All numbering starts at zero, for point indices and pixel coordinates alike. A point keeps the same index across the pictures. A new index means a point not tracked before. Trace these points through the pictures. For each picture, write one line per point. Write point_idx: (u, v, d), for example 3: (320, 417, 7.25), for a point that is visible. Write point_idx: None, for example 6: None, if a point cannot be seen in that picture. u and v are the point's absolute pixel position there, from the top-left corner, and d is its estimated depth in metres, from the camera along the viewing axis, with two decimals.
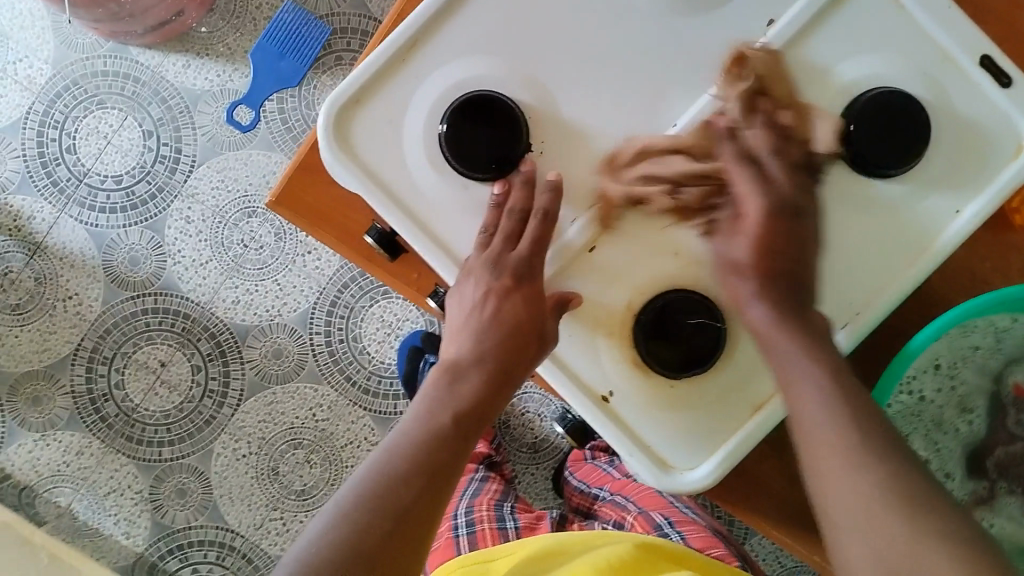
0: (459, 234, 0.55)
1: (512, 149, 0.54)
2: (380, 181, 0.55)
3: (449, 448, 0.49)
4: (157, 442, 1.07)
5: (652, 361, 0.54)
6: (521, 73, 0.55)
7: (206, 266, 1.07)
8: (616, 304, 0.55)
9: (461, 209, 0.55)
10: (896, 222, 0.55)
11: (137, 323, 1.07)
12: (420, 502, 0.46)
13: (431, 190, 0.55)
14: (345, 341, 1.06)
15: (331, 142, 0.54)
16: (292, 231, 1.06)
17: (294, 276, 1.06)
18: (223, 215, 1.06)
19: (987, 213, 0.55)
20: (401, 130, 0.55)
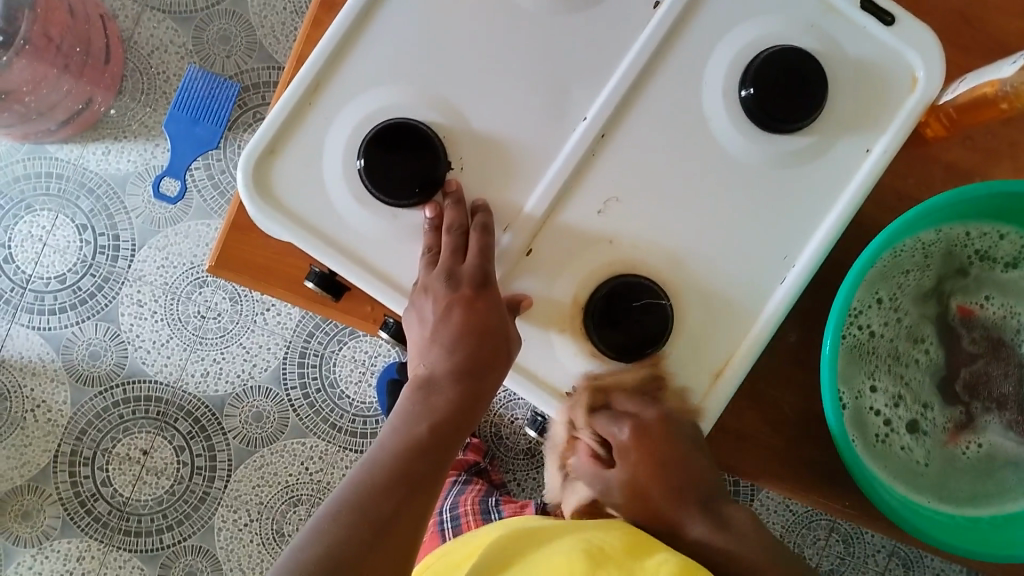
0: (401, 267, 0.53)
1: (432, 169, 0.52)
2: (308, 226, 0.53)
3: (427, 461, 0.50)
4: (156, 530, 1.05)
5: (608, 350, 0.52)
6: (422, 97, 0.53)
7: (167, 345, 1.06)
8: (561, 300, 0.53)
9: (397, 239, 0.53)
10: (812, 173, 0.53)
11: (112, 417, 1.06)
12: (400, 512, 0.48)
13: (362, 225, 0.53)
14: (322, 388, 1.06)
15: (249, 196, 0.52)
16: (247, 292, 1.06)
17: (258, 336, 1.06)
18: (175, 291, 1.05)
19: (895, 148, 0.53)
20: (321, 173, 0.53)
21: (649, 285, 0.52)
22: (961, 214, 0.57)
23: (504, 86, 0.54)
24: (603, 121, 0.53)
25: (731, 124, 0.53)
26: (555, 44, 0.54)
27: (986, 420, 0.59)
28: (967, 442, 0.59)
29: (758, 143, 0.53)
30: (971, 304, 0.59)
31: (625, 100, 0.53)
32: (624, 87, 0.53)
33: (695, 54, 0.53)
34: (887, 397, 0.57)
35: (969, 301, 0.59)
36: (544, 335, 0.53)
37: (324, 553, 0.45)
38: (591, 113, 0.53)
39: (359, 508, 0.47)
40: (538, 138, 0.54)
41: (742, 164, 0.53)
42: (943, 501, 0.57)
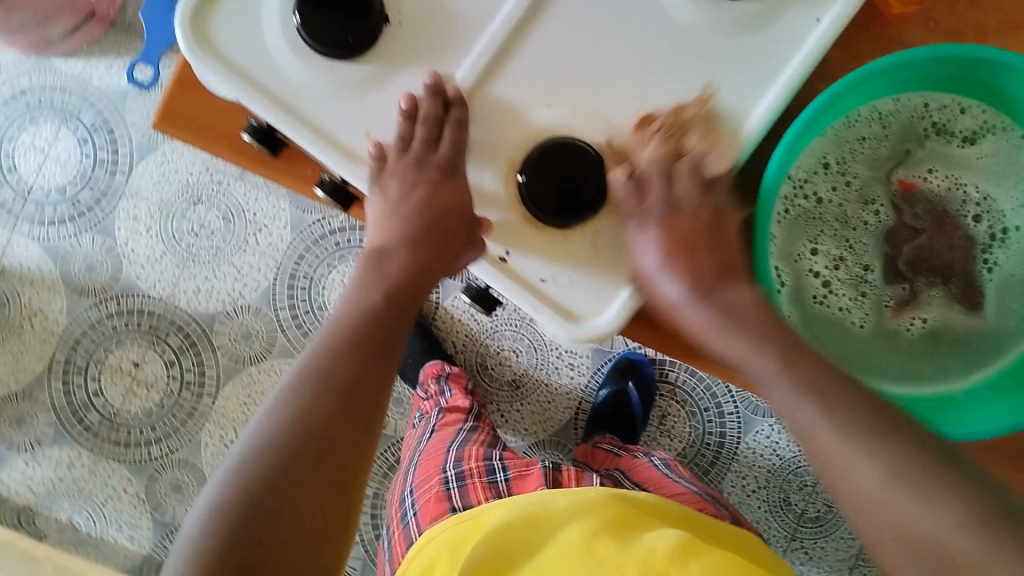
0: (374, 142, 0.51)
1: (370, 22, 0.48)
2: (249, 77, 0.50)
3: (383, 344, 0.51)
4: (143, 442, 1.07)
5: (540, 214, 0.50)
6: None
7: (161, 261, 1.08)
8: (494, 162, 0.51)
9: (337, 94, 0.50)
10: (758, 45, 0.50)
11: (105, 328, 1.08)
12: (359, 393, 0.49)
13: (301, 77, 0.50)
14: (311, 311, 1.08)
15: (189, 46, 0.49)
16: (241, 212, 1.08)
17: (249, 256, 1.08)
18: (169, 208, 1.08)
19: (843, 20, 0.50)
20: (260, 21, 0.50)
21: (589, 150, 0.50)
22: (921, 82, 0.55)
23: None
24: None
25: None
26: None
27: (931, 294, 0.58)
28: (913, 317, 0.58)
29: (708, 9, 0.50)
30: (913, 178, 0.57)
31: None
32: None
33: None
34: (829, 259, 0.57)
35: (911, 174, 0.57)
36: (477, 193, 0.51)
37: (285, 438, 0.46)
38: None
39: (322, 369, 0.49)
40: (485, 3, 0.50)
41: (684, 29, 0.50)
42: (881, 372, 0.57)
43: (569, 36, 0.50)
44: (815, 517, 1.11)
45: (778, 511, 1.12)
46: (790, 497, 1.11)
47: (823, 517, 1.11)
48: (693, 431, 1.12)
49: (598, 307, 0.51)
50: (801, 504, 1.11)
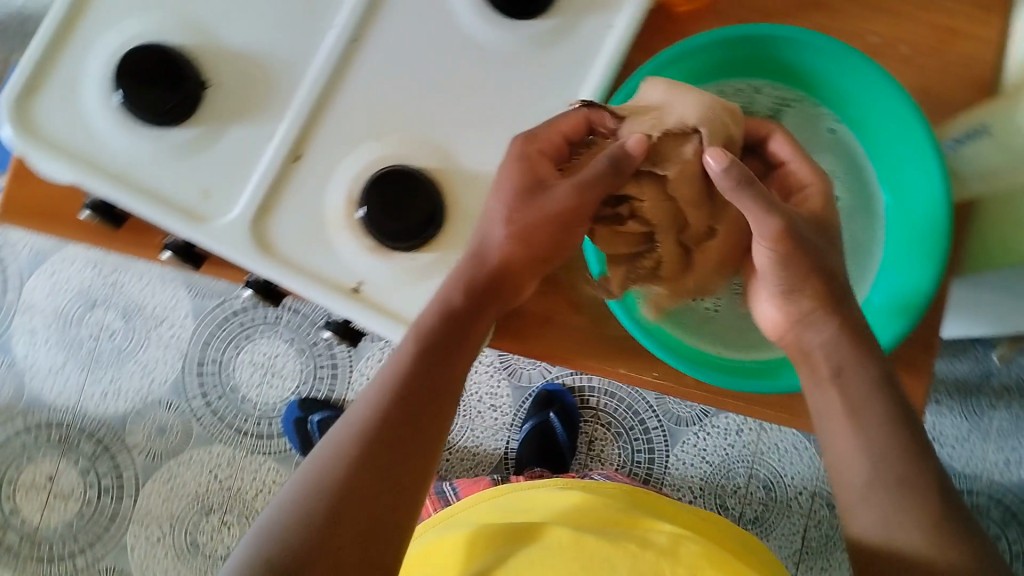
0: (220, 203, 0.53)
1: (185, 88, 0.53)
2: (78, 157, 0.53)
3: (441, 370, 0.49)
4: (66, 552, 1.07)
5: (384, 238, 0.52)
6: (178, 18, 0.55)
7: (65, 369, 1.10)
8: (335, 199, 0.53)
9: (166, 160, 0.54)
10: (554, 56, 0.56)
11: (16, 445, 1.10)
12: (412, 421, 0.47)
13: (130, 151, 0.53)
14: (224, 394, 1.09)
15: (14, 134, 0.53)
16: (138, 310, 1.10)
17: (153, 351, 1.10)
18: (66, 317, 1.10)
19: (636, 22, 0.56)
20: (80, 107, 0.54)
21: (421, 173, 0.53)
22: (711, 72, 0.59)
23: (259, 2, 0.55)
24: (352, 25, 0.55)
25: (472, 16, 0.55)
26: None
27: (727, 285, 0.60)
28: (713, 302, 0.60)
29: (497, 29, 0.55)
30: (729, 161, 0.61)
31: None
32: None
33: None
34: None
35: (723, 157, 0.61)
36: (321, 228, 0.53)
37: (343, 464, 0.44)
38: (339, 21, 0.55)
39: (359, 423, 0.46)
40: (297, 54, 0.55)
41: (485, 49, 0.55)
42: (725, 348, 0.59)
43: (381, 73, 0.55)
44: (755, 519, 1.11)
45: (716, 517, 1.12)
46: (726, 500, 1.11)
47: (763, 516, 1.11)
48: (619, 450, 1.13)
49: None
50: (739, 506, 1.11)
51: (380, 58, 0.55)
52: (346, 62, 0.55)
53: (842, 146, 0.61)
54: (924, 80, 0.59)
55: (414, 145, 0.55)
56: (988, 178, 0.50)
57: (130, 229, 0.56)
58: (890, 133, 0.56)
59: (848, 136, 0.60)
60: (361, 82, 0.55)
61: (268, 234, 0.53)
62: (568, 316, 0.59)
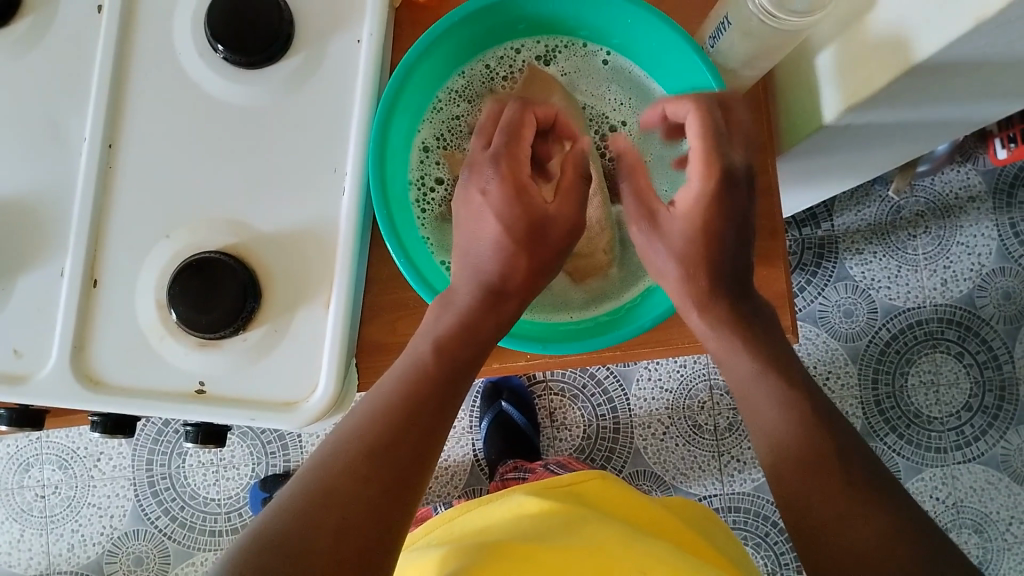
0: (37, 356, 0.52)
1: None
2: None
3: (433, 395, 0.47)
4: None
5: (205, 333, 0.51)
6: None
7: (24, 538, 1.08)
8: (149, 310, 0.52)
9: None
10: (313, 91, 0.54)
11: None
12: (420, 423, 0.45)
13: None
14: (185, 504, 1.07)
15: None
16: (73, 454, 1.08)
17: (102, 488, 1.08)
18: (7, 486, 1.08)
19: (380, 31, 0.54)
20: None
21: (222, 255, 0.51)
22: (473, 49, 0.61)
23: (5, 146, 0.54)
24: (103, 131, 0.53)
25: (218, 82, 0.54)
26: (38, 79, 0.54)
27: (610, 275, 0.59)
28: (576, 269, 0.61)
29: (246, 85, 0.53)
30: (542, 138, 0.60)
31: (111, 103, 0.54)
32: (104, 98, 0.53)
33: (161, 23, 0.54)
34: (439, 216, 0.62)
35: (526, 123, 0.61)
36: (146, 344, 0.52)
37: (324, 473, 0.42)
38: (87, 133, 0.53)
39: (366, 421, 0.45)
40: (60, 184, 0.53)
41: (243, 108, 0.54)
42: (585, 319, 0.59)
43: (154, 170, 0.54)
44: (730, 426, 1.11)
45: (693, 439, 1.11)
46: (696, 418, 1.11)
47: (737, 421, 1.11)
48: (581, 410, 1.12)
49: (310, 385, 0.52)
50: (711, 419, 1.11)
51: (145, 156, 0.54)
52: (113, 174, 0.54)
53: (619, 74, 0.63)
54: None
55: (212, 228, 0.53)
56: (755, 62, 0.53)
57: None
58: (654, 43, 0.58)
59: (620, 62, 0.63)
60: (133, 187, 0.53)
61: (97, 367, 0.52)
62: None
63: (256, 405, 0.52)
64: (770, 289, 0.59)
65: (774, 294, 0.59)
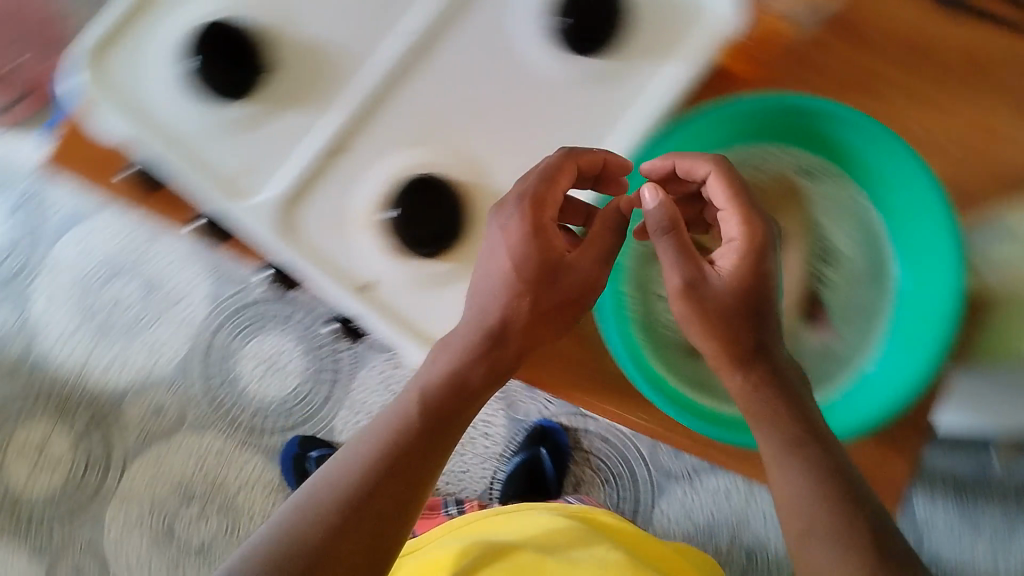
0: (257, 182, 0.61)
1: (239, 67, 0.61)
2: (147, 120, 0.61)
3: (417, 453, 0.51)
4: (56, 521, 1.08)
5: (410, 240, 0.59)
6: (254, 6, 0.62)
7: (76, 334, 1.12)
8: (381, 196, 0.60)
9: (220, 133, 0.61)
10: (605, 92, 0.61)
11: (15, 405, 1.11)
12: (399, 483, 0.49)
13: (191, 118, 0.61)
14: (225, 383, 1.10)
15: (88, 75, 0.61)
16: (158, 286, 1.12)
17: (166, 329, 1.11)
18: (88, 282, 1.12)
19: (687, 75, 0.60)
20: (149, 73, 0.62)
21: (449, 185, 0.60)
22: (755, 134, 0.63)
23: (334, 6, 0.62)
24: (414, 38, 0.61)
25: (539, 43, 0.61)
26: None
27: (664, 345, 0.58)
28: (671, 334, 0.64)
29: (559, 59, 0.61)
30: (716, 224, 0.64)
31: (443, 16, 0.61)
32: (437, 11, 0.61)
33: None
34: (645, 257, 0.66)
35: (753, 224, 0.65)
36: (347, 223, 0.60)
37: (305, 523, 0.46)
38: (403, 29, 0.62)
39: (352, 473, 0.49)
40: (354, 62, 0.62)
41: (545, 77, 0.61)
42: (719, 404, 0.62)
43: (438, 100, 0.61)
44: None
45: None
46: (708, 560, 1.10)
47: None
48: (609, 495, 1.12)
49: (450, 325, 0.60)
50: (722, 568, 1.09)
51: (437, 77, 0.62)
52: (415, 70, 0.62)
53: (865, 222, 0.64)
54: (966, 179, 0.60)
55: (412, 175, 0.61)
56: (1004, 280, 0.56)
57: (162, 198, 0.61)
58: (915, 215, 0.59)
59: (870, 210, 0.64)
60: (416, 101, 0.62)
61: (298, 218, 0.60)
62: (576, 350, 0.62)
63: (401, 323, 0.60)
64: (888, 478, 0.59)
65: (891, 485, 0.59)
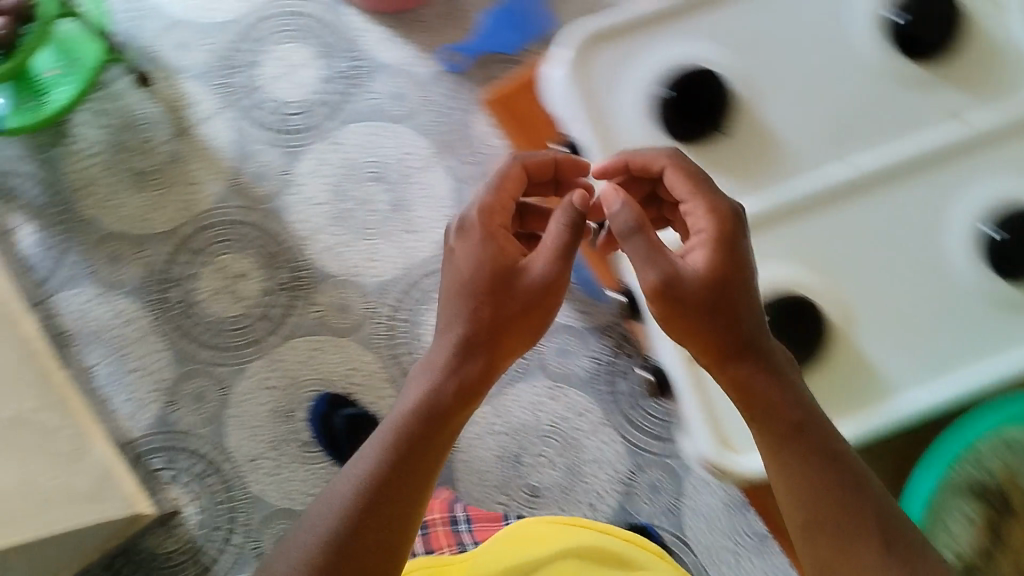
0: (669, 229, 0.77)
1: (705, 116, 0.74)
2: (603, 112, 0.75)
3: (435, 420, 0.63)
4: (209, 345, 1.12)
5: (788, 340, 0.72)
6: (738, 66, 0.75)
7: (318, 207, 1.17)
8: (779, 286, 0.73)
9: (655, 146, 0.75)
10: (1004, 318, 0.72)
11: (234, 228, 1.15)
12: (424, 447, 0.62)
13: (635, 129, 0.75)
14: (407, 322, 1.14)
15: (578, 59, 0.74)
16: (406, 209, 1.17)
17: (390, 248, 1.16)
18: (352, 171, 1.18)
19: None
20: (623, 75, 0.75)
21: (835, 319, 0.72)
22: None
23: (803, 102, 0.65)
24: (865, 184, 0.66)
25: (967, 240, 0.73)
26: None
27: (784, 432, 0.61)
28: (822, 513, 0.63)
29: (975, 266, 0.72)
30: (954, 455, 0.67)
31: (894, 165, 0.73)
32: (883, 167, 0.73)
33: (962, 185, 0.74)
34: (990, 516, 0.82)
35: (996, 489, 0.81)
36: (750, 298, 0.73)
37: (353, 497, 0.59)
38: (860, 162, 0.74)
39: (388, 442, 0.62)
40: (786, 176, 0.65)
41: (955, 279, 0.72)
42: None
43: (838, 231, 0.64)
44: None
45: None
46: None
47: None
48: None
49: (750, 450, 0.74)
50: None
51: None
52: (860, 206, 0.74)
53: None
54: None
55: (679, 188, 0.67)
56: None
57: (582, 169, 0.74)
58: None
59: None
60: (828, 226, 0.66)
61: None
62: None
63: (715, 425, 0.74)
64: None
65: None
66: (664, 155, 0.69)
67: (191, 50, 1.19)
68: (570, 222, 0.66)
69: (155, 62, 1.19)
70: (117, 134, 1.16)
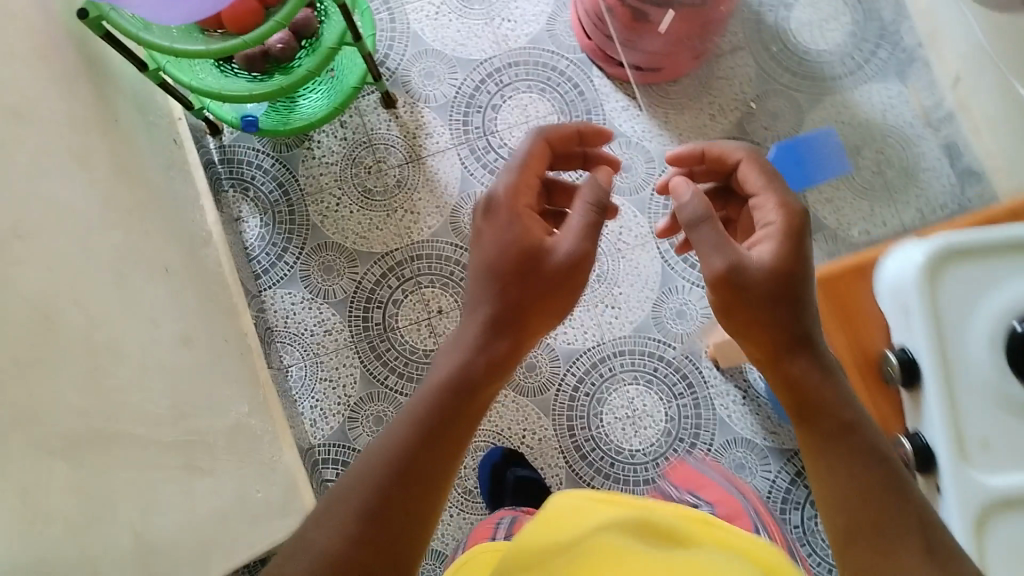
0: (987, 460, 0.63)
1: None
2: (943, 337, 0.64)
3: (464, 390, 0.65)
4: (399, 372, 1.15)
5: None
6: None
7: None
8: None
9: (986, 394, 0.63)
10: None
11: (443, 264, 1.18)
12: (453, 418, 0.64)
13: (978, 365, 0.63)
14: (590, 398, 1.14)
15: (928, 257, 0.64)
16: (612, 282, 1.18)
17: (589, 318, 1.16)
18: None
19: None
20: (982, 297, 0.64)
21: None
22: None
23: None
24: None
25: None
26: None
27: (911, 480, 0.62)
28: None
29: None
30: None
31: None
32: None
33: None
34: None
35: None
36: None
37: (386, 465, 0.60)
38: None
39: (417, 412, 0.63)
40: None
41: None
42: None
43: None
44: None
45: None
46: None
47: None
48: None
49: None
50: None
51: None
52: None
53: None
54: None
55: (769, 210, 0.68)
56: None
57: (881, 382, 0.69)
58: None
59: None
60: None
61: (991, 521, 0.62)
62: None
63: None
64: None
65: None
66: (741, 149, 0.74)
67: (438, 81, 1.21)
68: (594, 204, 0.71)
69: (403, 86, 1.21)
70: (353, 150, 1.20)
